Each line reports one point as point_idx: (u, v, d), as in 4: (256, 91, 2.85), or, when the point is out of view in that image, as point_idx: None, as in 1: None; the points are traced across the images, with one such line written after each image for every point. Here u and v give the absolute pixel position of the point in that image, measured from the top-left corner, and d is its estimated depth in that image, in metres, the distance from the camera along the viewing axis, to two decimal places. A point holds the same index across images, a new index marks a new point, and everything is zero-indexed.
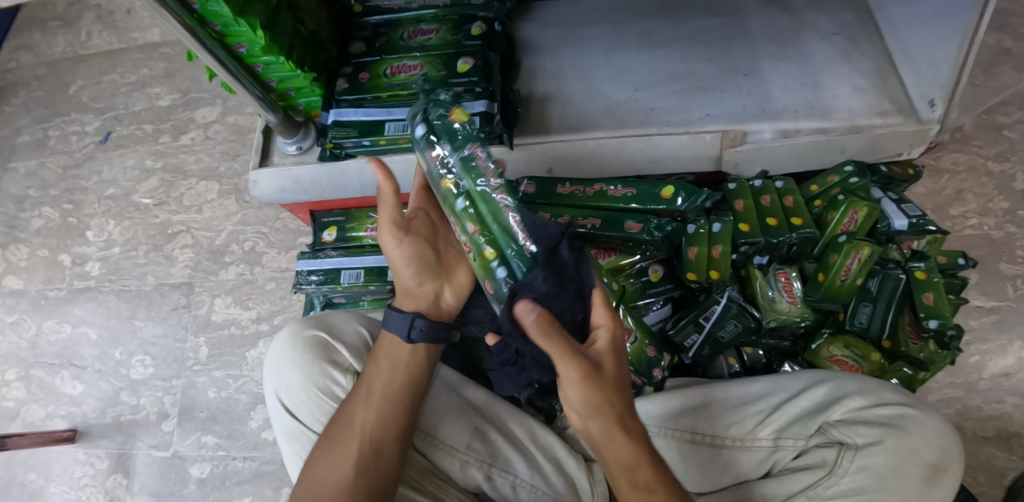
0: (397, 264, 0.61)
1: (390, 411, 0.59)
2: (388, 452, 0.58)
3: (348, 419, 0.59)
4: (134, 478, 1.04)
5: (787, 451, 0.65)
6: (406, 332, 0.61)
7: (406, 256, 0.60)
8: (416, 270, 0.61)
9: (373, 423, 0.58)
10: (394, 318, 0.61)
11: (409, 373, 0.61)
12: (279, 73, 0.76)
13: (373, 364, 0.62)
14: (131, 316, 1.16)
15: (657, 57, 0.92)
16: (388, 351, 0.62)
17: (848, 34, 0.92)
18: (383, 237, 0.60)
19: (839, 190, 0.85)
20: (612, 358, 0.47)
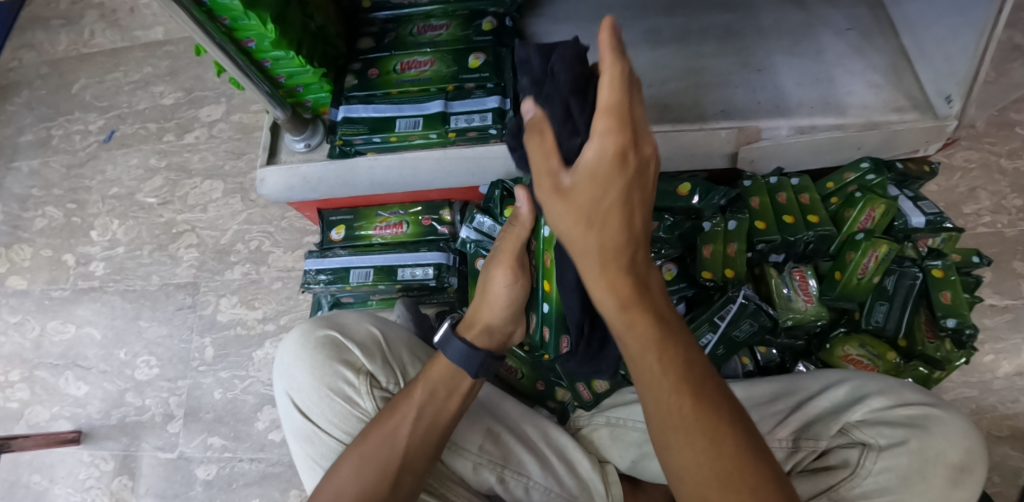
0: (498, 298, 0.64)
1: (432, 439, 0.60)
2: (425, 468, 0.59)
3: (389, 431, 0.58)
4: (140, 480, 1.04)
5: (807, 451, 0.64)
6: (475, 369, 0.63)
7: (510, 295, 0.64)
8: (507, 313, 0.65)
9: (416, 444, 0.58)
10: (456, 346, 0.64)
11: (457, 405, 0.62)
12: (288, 68, 0.75)
13: (424, 386, 0.61)
14: (136, 316, 1.15)
15: (669, 53, 0.90)
16: (445, 380, 0.62)
17: (862, 29, 0.91)
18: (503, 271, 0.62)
19: (856, 187, 0.83)
20: (597, 179, 0.39)
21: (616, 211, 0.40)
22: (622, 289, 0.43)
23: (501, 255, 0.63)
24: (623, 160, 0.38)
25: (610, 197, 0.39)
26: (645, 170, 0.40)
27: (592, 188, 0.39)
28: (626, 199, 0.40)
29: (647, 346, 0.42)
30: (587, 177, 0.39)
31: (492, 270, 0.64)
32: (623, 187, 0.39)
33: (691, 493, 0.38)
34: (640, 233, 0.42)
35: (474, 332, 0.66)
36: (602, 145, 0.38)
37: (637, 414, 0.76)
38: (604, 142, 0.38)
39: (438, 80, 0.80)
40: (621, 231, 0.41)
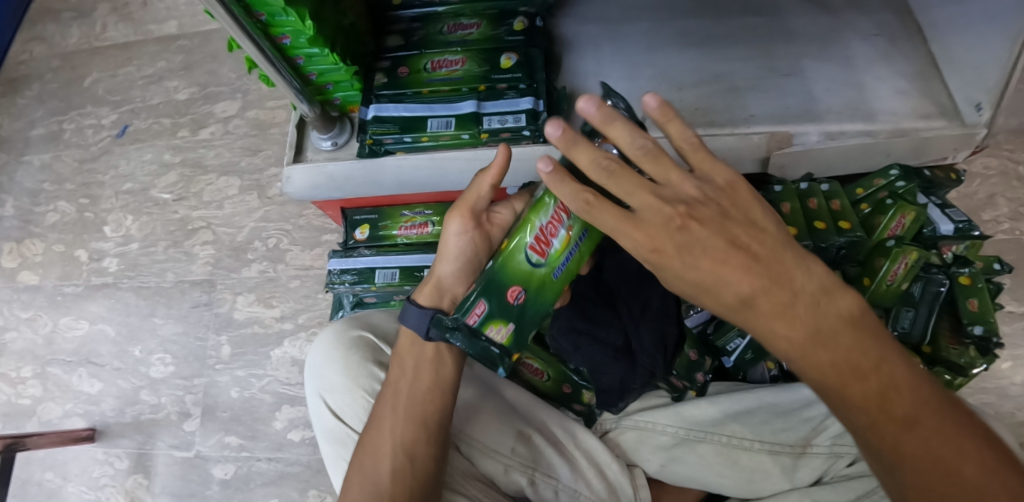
0: (451, 253, 0.58)
1: (416, 412, 0.57)
2: (425, 458, 0.56)
3: (377, 427, 0.58)
4: (155, 478, 1.03)
5: (843, 457, 0.66)
6: (425, 328, 0.56)
7: (463, 248, 0.58)
8: (460, 268, 0.59)
9: (402, 427, 0.57)
10: (412, 312, 0.57)
11: (432, 371, 0.58)
12: (320, 65, 0.74)
13: (396, 365, 0.60)
14: (150, 313, 1.14)
15: (698, 56, 0.89)
16: (411, 349, 0.59)
17: (889, 35, 0.91)
18: (456, 215, 0.57)
19: (886, 194, 0.83)
20: (668, 262, 0.41)
21: (739, 295, 0.39)
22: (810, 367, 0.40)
23: (461, 206, 0.57)
24: (660, 247, 0.41)
25: (725, 285, 0.39)
26: (733, 225, 0.41)
27: (675, 271, 0.41)
28: (707, 273, 0.40)
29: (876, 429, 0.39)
30: (671, 271, 0.42)
31: (448, 220, 0.58)
32: (721, 263, 0.40)
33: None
34: (767, 287, 0.39)
35: (425, 292, 0.59)
36: (631, 243, 0.42)
37: (666, 418, 0.75)
38: (642, 243, 0.41)
39: (469, 80, 0.80)
40: (731, 295, 0.40)
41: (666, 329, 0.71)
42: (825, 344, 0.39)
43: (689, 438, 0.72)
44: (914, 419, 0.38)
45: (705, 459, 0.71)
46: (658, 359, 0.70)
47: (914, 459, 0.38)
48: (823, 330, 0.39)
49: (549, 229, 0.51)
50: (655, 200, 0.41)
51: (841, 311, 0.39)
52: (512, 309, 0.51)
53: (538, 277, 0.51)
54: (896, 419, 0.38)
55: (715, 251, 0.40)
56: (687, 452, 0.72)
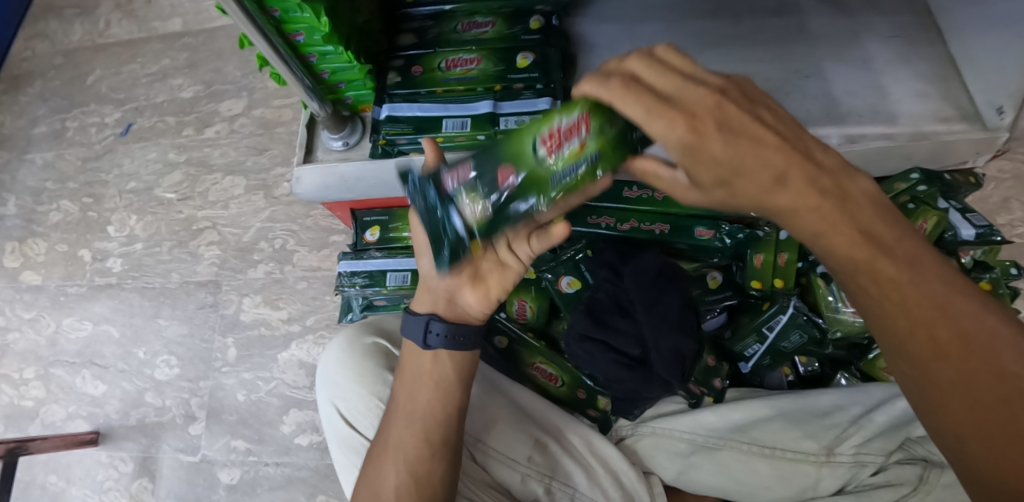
0: (418, 247, 0.56)
1: (418, 429, 0.55)
2: (433, 472, 0.54)
3: (381, 444, 0.56)
4: (160, 482, 1.01)
5: (867, 466, 0.65)
6: (423, 338, 0.56)
7: (422, 237, 0.54)
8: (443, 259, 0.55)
9: (403, 445, 0.55)
10: (414, 324, 0.56)
11: (433, 386, 0.56)
12: (333, 63, 0.73)
13: (400, 380, 0.58)
14: (155, 314, 1.12)
15: (715, 57, 0.88)
16: (414, 364, 0.57)
17: (908, 37, 0.89)
18: (415, 207, 0.54)
19: (907, 198, 0.83)
20: (706, 148, 0.37)
21: (775, 172, 0.38)
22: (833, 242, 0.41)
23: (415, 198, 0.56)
24: (699, 128, 0.36)
25: (756, 166, 0.38)
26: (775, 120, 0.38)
27: (707, 167, 0.38)
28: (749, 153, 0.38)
29: (894, 303, 0.40)
30: (700, 160, 0.38)
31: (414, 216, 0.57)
32: (755, 141, 0.37)
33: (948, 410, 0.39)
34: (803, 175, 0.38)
35: (419, 296, 0.57)
36: (663, 132, 0.37)
37: (684, 425, 0.74)
38: (677, 124, 0.36)
39: (485, 79, 0.79)
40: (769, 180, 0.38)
41: (684, 343, 0.66)
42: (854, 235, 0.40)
43: (708, 445, 0.71)
44: (943, 304, 0.38)
45: (724, 467, 0.69)
46: (674, 371, 0.66)
47: (935, 336, 0.38)
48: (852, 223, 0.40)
49: (568, 130, 0.44)
50: (686, 81, 0.38)
51: (863, 196, 0.40)
52: (492, 188, 0.44)
53: (533, 172, 0.44)
54: (917, 296, 0.39)
55: (735, 132, 0.37)
56: (705, 459, 0.70)
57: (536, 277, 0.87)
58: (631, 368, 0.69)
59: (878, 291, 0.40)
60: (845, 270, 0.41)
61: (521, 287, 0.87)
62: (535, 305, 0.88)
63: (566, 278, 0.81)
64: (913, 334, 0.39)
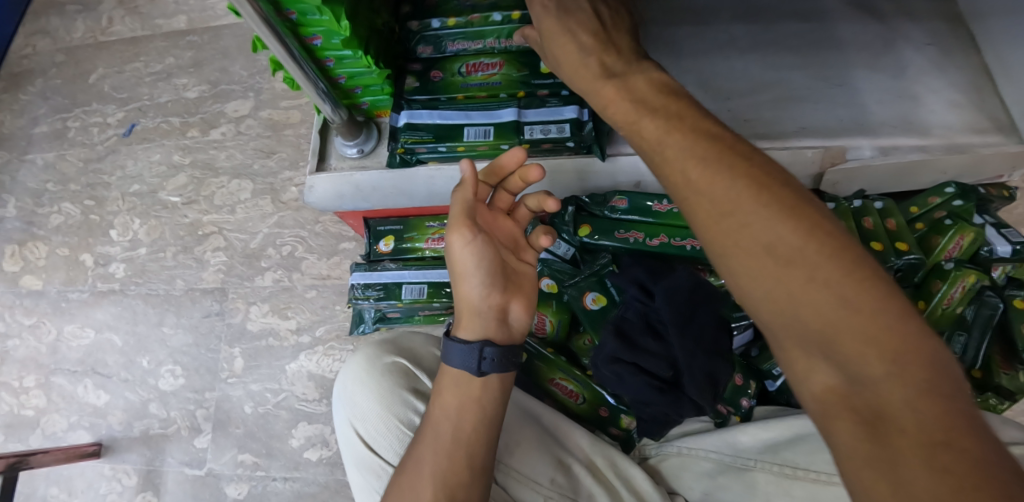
0: (464, 269, 0.54)
1: (462, 456, 0.51)
2: (472, 493, 0.51)
3: (416, 471, 0.51)
4: (165, 496, 0.99)
5: None
6: (475, 364, 0.53)
7: (477, 257, 0.53)
8: (487, 277, 0.54)
9: (444, 473, 0.51)
10: (456, 348, 0.53)
11: (479, 412, 0.53)
12: (350, 68, 0.70)
13: (438, 405, 0.54)
14: (159, 321, 1.09)
15: (745, 64, 0.85)
16: (456, 388, 0.54)
17: (941, 44, 0.85)
18: (457, 231, 0.53)
19: (943, 213, 0.80)
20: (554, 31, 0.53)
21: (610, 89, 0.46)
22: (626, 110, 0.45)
23: (453, 218, 0.54)
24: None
25: (569, 45, 0.51)
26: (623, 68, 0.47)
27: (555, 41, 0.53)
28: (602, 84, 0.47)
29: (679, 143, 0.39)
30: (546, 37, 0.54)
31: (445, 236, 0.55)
32: (579, 39, 0.51)
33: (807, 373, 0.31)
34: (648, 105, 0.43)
35: (464, 322, 0.55)
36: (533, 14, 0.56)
37: (712, 444, 0.69)
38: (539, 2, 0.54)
39: (508, 85, 0.75)
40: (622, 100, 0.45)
41: (717, 367, 0.67)
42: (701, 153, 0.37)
43: (737, 465, 0.66)
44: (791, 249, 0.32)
45: (753, 490, 0.63)
46: (707, 395, 0.65)
47: (764, 249, 0.33)
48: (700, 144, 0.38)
49: None
50: None
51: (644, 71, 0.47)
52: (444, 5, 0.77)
53: None
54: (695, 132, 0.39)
55: (567, 18, 0.52)
56: (733, 480, 0.65)
57: (557, 292, 0.84)
58: (661, 390, 0.67)
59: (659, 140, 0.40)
60: (633, 138, 0.43)
61: (541, 301, 0.84)
62: (555, 319, 0.85)
63: (590, 293, 0.76)
64: (696, 176, 0.37)
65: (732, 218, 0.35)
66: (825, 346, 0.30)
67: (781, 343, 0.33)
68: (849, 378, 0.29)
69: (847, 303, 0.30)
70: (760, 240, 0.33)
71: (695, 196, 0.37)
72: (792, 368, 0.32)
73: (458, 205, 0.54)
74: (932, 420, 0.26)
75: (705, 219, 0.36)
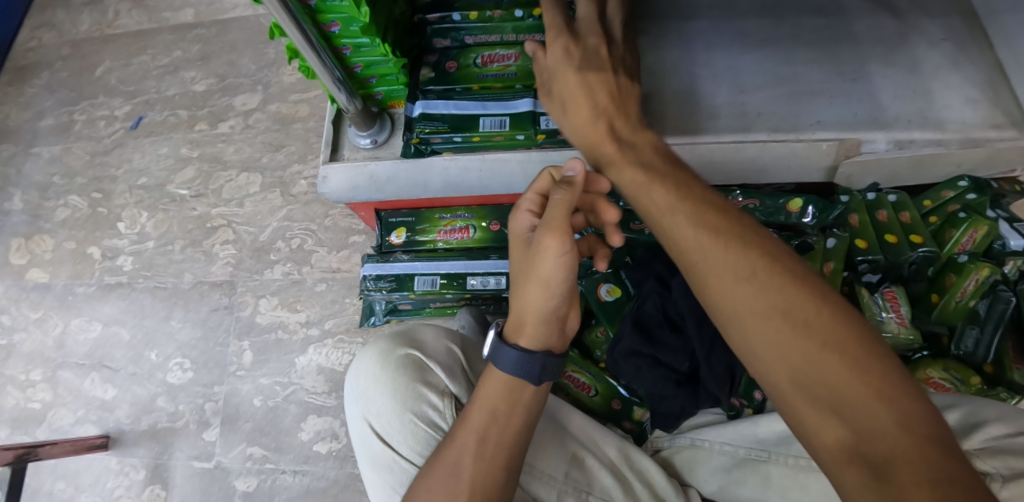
0: (546, 276, 0.49)
1: (505, 461, 0.51)
2: (506, 489, 0.50)
3: (454, 473, 0.50)
4: (173, 490, 0.98)
5: None
6: (536, 374, 0.52)
7: (566, 271, 0.50)
8: (565, 290, 0.51)
9: (484, 477, 0.49)
10: (511, 356, 0.51)
11: (525, 419, 0.53)
12: (367, 57, 0.70)
13: (483, 409, 0.52)
14: (167, 315, 1.09)
15: (761, 58, 0.84)
16: (504, 395, 0.52)
17: (957, 40, 0.85)
18: (561, 240, 0.48)
19: (957, 206, 0.80)
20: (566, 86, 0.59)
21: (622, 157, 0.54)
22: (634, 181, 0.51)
23: (557, 218, 0.49)
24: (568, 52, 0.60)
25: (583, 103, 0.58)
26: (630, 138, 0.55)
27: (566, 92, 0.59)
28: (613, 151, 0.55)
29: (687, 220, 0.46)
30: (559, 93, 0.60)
31: (537, 232, 0.49)
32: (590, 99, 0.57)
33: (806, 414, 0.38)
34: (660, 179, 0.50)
35: (526, 330, 0.52)
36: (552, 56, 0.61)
37: (723, 435, 0.69)
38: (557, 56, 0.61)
39: (525, 76, 0.76)
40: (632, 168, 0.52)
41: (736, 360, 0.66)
42: (709, 226, 0.44)
43: (751, 458, 0.64)
44: (788, 311, 0.39)
45: (768, 482, 0.62)
46: (724, 388, 0.65)
47: (764, 312, 0.40)
48: (706, 218, 0.45)
49: None
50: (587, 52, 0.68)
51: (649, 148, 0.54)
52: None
53: None
54: (711, 217, 0.45)
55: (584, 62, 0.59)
56: (749, 473, 0.64)
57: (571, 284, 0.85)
58: (679, 383, 0.68)
59: (676, 221, 0.46)
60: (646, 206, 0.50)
61: None
62: None
63: (604, 285, 0.78)
64: (708, 246, 0.43)
65: (748, 296, 0.41)
66: (834, 403, 0.36)
67: (791, 400, 0.38)
68: (846, 424, 0.36)
69: (842, 359, 0.36)
70: (774, 313, 0.39)
71: (716, 275, 0.42)
72: (803, 419, 0.38)
73: (564, 201, 0.49)
74: (921, 462, 0.32)
75: (725, 296, 0.42)
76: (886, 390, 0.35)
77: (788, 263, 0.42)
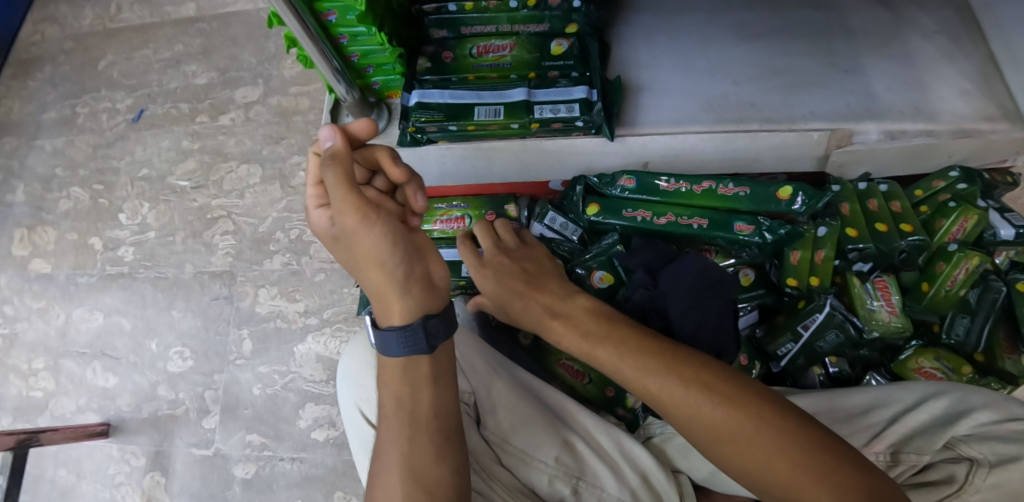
0: (373, 255, 0.47)
1: (426, 436, 0.47)
2: (440, 474, 0.46)
3: (383, 463, 0.47)
4: (173, 477, 0.99)
5: (907, 466, 0.57)
6: (421, 342, 0.48)
7: (385, 237, 0.47)
8: (397, 253, 0.48)
9: (408, 456, 0.46)
10: (390, 340, 0.48)
11: (437, 388, 0.49)
12: (364, 46, 0.71)
13: (389, 393, 0.49)
14: (168, 305, 1.10)
15: (755, 50, 0.85)
16: (402, 375, 0.49)
17: (951, 33, 0.85)
18: (353, 214, 0.46)
19: (948, 196, 0.80)
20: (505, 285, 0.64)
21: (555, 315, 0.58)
22: (567, 335, 0.55)
23: (341, 197, 0.45)
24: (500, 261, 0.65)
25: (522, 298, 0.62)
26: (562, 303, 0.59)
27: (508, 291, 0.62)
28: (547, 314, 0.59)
29: (626, 365, 0.48)
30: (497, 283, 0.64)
31: (335, 220, 0.47)
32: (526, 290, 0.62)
33: None
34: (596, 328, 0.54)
35: (393, 308, 0.49)
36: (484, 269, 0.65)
37: None
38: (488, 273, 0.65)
39: (520, 67, 0.78)
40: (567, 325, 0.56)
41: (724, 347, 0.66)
42: (638, 363, 0.48)
43: None
44: (727, 432, 0.42)
45: None
46: None
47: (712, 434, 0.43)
48: (634, 354, 0.49)
49: None
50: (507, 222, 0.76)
51: (561, 295, 0.60)
52: None
53: None
54: (639, 355, 0.48)
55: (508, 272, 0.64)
56: None
57: None
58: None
59: (613, 367, 0.49)
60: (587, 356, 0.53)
61: None
62: None
63: (597, 272, 0.76)
64: (644, 383, 0.46)
65: (693, 423, 0.43)
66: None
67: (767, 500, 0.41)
68: None
69: (786, 464, 0.39)
70: (719, 437, 0.42)
71: (661, 407, 0.46)
72: None
73: (338, 177, 0.45)
74: None
75: (676, 423, 0.45)
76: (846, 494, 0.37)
77: (718, 386, 0.44)
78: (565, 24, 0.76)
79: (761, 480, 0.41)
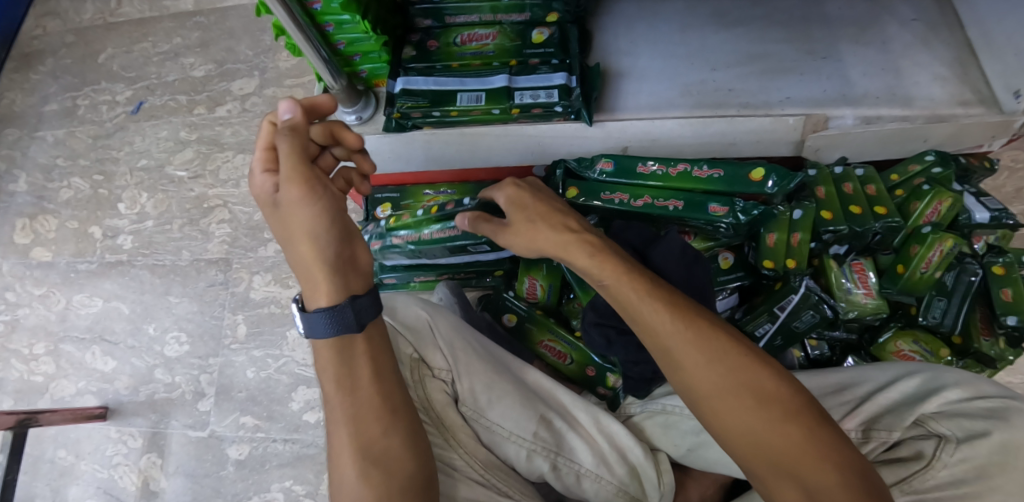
0: (307, 228, 0.49)
1: (370, 409, 0.49)
2: (391, 445, 0.48)
3: (336, 438, 0.49)
4: (169, 457, 1.02)
5: (877, 443, 0.56)
6: (353, 319, 0.50)
7: (321, 212, 0.49)
8: (330, 230, 0.50)
9: (352, 428, 0.48)
10: (317, 322, 0.49)
11: (375, 363, 0.51)
12: (350, 34, 0.74)
13: (327, 372, 0.50)
14: (165, 291, 1.13)
15: (734, 38, 0.87)
16: (342, 351, 0.50)
17: (928, 20, 0.87)
18: (296, 185, 0.48)
19: (922, 180, 0.82)
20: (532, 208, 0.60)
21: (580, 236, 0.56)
22: (607, 269, 0.52)
23: (290, 167, 0.48)
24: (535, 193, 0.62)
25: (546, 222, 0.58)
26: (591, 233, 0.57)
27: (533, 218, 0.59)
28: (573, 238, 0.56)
29: (664, 311, 0.48)
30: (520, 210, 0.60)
31: (280, 187, 0.49)
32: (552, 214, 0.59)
33: (773, 475, 0.42)
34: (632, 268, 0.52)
35: (319, 288, 0.50)
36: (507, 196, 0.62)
37: None
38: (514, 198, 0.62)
39: (502, 54, 0.80)
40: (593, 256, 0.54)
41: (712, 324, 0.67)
42: (678, 310, 0.48)
43: None
44: (754, 389, 0.43)
45: None
46: None
47: (736, 390, 0.44)
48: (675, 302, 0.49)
49: None
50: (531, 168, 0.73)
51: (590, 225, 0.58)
52: None
53: None
54: (679, 304, 0.48)
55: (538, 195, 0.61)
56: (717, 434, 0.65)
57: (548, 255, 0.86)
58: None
59: (648, 306, 0.49)
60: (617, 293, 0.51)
61: (533, 264, 0.87)
62: (546, 284, 0.87)
63: None
64: (679, 331, 0.46)
65: (720, 377, 0.44)
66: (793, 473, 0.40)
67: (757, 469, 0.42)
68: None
69: (800, 432, 0.41)
70: (744, 393, 0.43)
71: (689, 356, 0.46)
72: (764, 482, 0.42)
73: (293, 149, 0.49)
74: None
75: (700, 375, 0.45)
76: (847, 469, 0.39)
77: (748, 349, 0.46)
78: (546, 13, 0.79)
79: (761, 444, 0.42)
